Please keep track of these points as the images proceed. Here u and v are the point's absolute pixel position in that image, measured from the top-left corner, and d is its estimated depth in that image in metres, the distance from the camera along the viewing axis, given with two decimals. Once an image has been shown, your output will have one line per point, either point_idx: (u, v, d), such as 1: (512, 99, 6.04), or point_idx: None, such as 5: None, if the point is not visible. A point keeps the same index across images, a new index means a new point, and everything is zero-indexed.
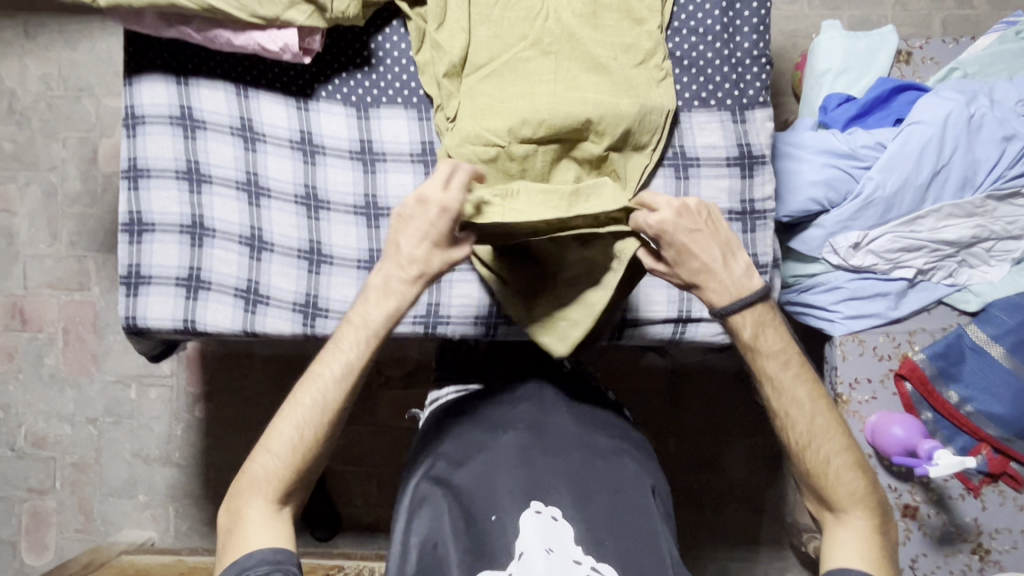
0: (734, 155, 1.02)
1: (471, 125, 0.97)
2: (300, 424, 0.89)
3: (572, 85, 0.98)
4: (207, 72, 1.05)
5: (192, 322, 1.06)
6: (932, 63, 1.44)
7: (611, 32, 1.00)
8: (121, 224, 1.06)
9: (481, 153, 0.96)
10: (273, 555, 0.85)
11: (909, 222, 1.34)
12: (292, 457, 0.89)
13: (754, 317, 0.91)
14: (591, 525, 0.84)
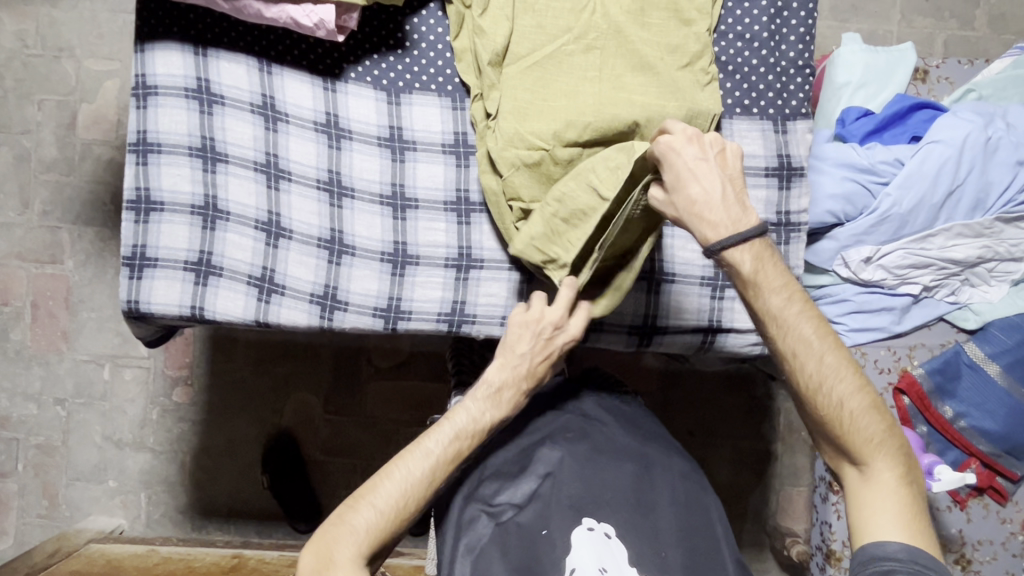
0: (773, 164, 1.01)
1: (514, 125, 0.94)
2: (408, 480, 0.88)
3: (618, 84, 0.95)
4: (228, 44, 0.99)
5: (201, 309, 1.00)
6: (947, 83, 1.46)
7: (658, 31, 0.97)
8: (127, 201, 1.00)
9: (525, 156, 0.93)
10: None
11: (921, 240, 1.35)
12: (392, 513, 0.87)
13: (753, 251, 0.85)
14: (648, 540, 0.84)
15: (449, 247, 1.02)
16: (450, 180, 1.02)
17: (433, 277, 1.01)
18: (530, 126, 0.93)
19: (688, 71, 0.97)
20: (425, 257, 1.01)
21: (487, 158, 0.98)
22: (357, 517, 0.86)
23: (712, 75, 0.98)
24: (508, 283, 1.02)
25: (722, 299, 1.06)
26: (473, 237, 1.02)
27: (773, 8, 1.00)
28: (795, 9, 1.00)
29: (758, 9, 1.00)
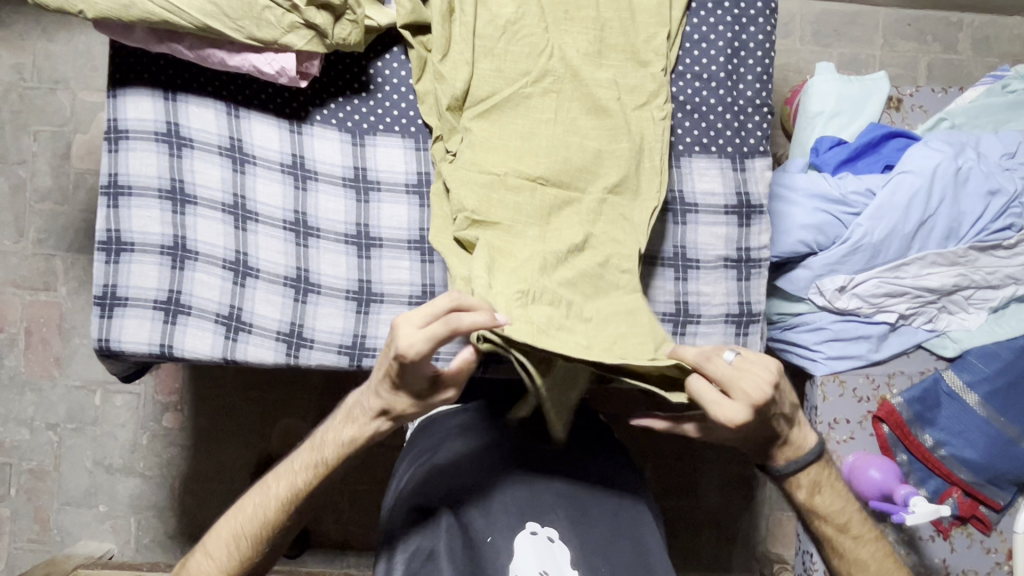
0: (733, 203, 1.02)
1: (472, 159, 0.95)
2: (240, 525, 0.89)
3: (572, 128, 0.97)
4: (197, 89, 1.02)
5: (170, 347, 1.02)
6: (921, 111, 1.47)
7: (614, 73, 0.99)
8: (98, 242, 1.02)
9: (477, 177, 0.94)
10: None
11: (894, 269, 1.36)
12: (230, 561, 0.89)
13: (810, 479, 0.95)
14: (585, 548, 0.87)
15: (413, 286, 1.04)
16: (414, 218, 1.05)
17: (397, 314, 1.04)
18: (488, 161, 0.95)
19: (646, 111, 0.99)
20: (391, 294, 1.04)
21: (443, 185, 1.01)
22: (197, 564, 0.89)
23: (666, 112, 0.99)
24: None
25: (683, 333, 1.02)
26: (436, 274, 1.04)
27: (730, 49, 1.01)
28: (751, 49, 1.02)
29: (715, 50, 1.02)
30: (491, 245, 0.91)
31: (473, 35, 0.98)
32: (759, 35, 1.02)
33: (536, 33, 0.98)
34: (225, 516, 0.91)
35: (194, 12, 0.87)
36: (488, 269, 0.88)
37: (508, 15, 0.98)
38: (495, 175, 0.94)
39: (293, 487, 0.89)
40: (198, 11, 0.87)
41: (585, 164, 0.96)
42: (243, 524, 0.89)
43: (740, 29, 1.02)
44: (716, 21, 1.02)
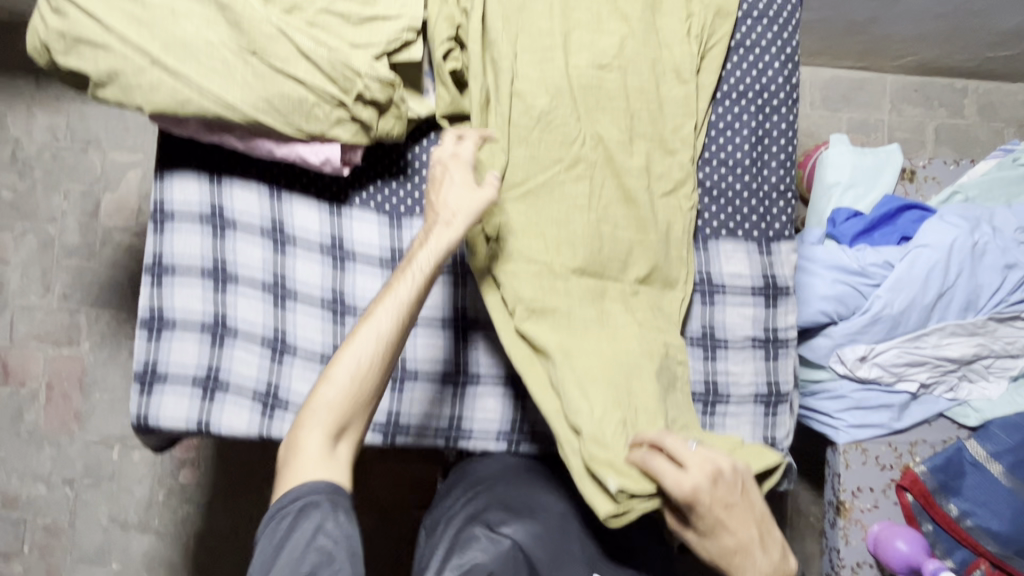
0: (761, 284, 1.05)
1: (516, 246, 0.98)
2: (356, 364, 0.85)
3: (604, 213, 1.00)
4: (242, 173, 1.06)
5: (207, 424, 1.04)
6: (934, 182, 1.51)
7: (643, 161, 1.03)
8: (141, 320, 1.05)
9: (524, 269, 0.97)
10: (327, 489, 0.82)
11: (914, 339, 1.37)
12: (350, 389, 0.85)
13: None
14: None
15: (446, 364, 1.05)
16: (448, 298, 1.07)
17: (431, 391, 1.05)
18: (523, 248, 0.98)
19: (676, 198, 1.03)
20: (424, 372, 1.05)
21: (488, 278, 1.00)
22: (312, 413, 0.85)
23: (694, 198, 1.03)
24: (505, 398, 1.05)
25: (713, 414, 1.04)
26: (469, 353, 1.06)
27: (755, 137, 1.06)
28: (775, 137, 1.06)
29: (740, 137, 1.06)
30: (560, 346, 0.94)
31: (508, 122, 1.02)
32: (781, 124, 1.06)
33: (568, 123, 1.02)
34: (342, 347, 0.86)
35: (248, 109, 0.91)
36: (574, 378, 0.92)
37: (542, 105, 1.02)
38: (541, 263, 0.98)
39: (397, 323, 0.86)
40: (253, 108, 0.91)
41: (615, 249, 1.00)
42: (361, 348, 0.85)
43: (763, 118, 1.06)
44: (740, 111, 1.06)
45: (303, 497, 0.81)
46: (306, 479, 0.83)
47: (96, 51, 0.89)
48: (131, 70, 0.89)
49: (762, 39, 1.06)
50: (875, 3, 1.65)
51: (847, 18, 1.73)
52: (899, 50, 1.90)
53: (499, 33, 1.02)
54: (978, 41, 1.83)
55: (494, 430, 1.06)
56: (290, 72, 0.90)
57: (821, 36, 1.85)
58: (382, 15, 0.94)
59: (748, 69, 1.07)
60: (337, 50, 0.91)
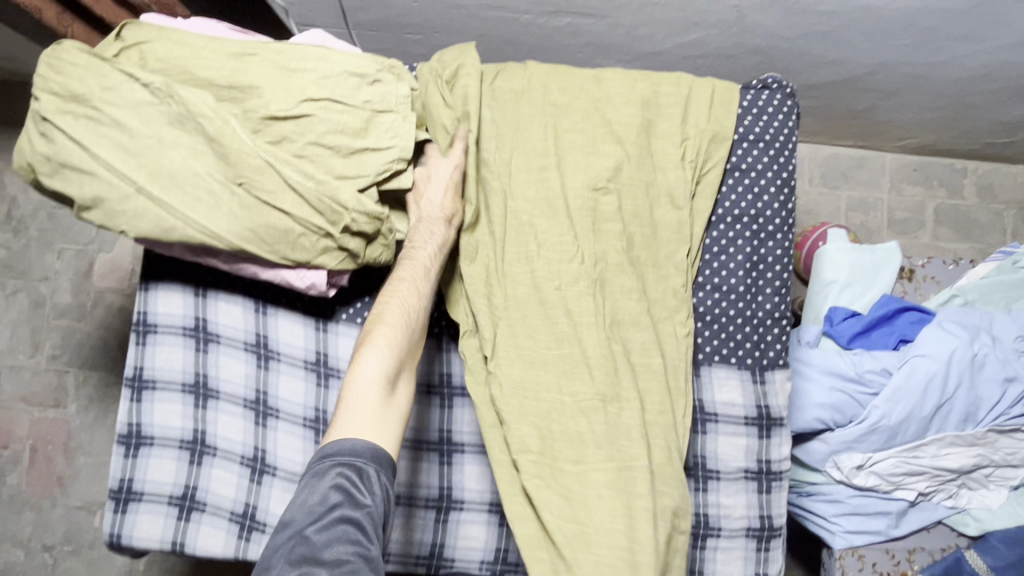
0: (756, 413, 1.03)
1: (516, 376, 0.94)
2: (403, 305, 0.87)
3: None
4: (227, 287, 1.04)
5: (181, 545, 1.01)
6: (933, 281, 1.51)
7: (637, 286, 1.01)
8: (118, 435, 1.02)
9: (530, 406, 0.94)
10: (376, 449, 0.77)
11: (912, 449, 1.34)
12: (399, 330, 0.85)
13: None
14: None
15: (430, 488, 1.02)
16: (433, 419, 1.04)
17: (414, 518, 1.01)
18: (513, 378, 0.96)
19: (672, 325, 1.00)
20: (409, 496, 1.02)
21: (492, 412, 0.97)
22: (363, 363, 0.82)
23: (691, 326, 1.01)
24: (491, 527, 1.02)
25: (704, 548, 1.01)
26: (455, 478, 1.02)
27: (750, 263, 1.04)
28: (770, 263, 1.05)
29: (735, 262, 1.04)
30: (566, 517, 0.89)
31: (501, 240, 1.00)
32: (776, 250, 1.05)
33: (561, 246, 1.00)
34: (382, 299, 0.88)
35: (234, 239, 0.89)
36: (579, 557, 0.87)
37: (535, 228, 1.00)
38: (546, 403, 0.93)
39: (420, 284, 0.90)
40: (239, 238, 0.89)
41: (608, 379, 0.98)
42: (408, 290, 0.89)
43: (759, 243, 1.05)
44: (735, 235, 1.05)
45: (357, 449, 0.76)
46: (363, 430, 0.77)
47: (79, 176, 0.87)
48: (116, 197, 0.87)
49: (758, 163, 1.06)
50: (875, 94, 1.64)
51: (846, 105, 1.72)
52: (899, 134, 1.90)
53: (493, 154, 1.02)
54: (978, 129, 1.83)
55: (476, 558, 1.02)
56: (277, 205, 0.89)
57: (820, 120, 1.84)
58: (372, 147, 0.92)
59: (743, 193, 1.06)
60: (325, 183, 0.89)
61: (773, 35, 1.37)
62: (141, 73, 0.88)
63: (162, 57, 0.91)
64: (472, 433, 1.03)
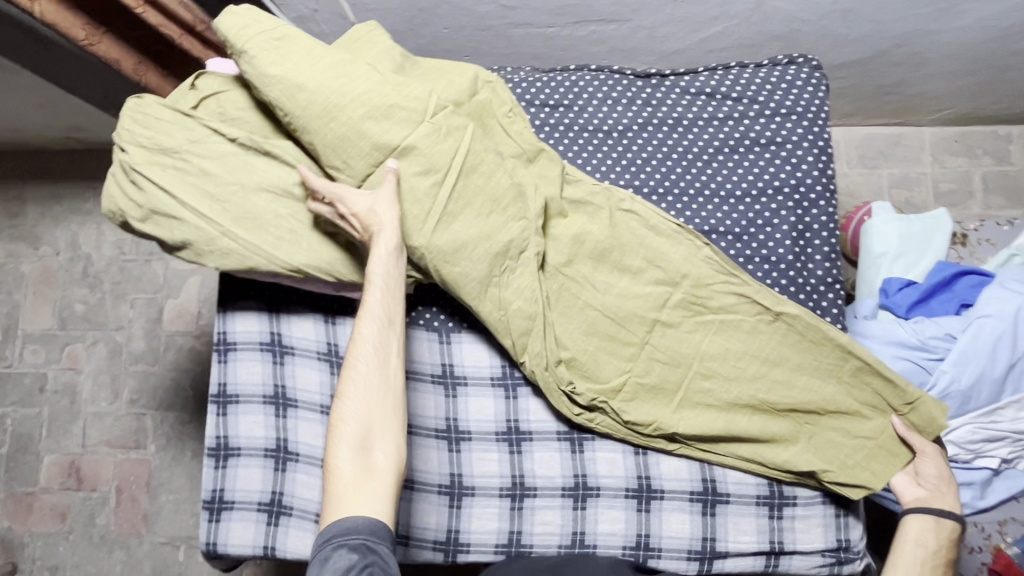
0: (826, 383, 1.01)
1: (690, 294, 1.02)
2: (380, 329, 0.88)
3: (632, 303, 1.02)
4: (298, 306, 1.11)
5: (273, 548, 1.06)
6: (989, 244, 1.48)
7: (665, 252, 1.02)
8: (208, 448, 1.09)
9: (720, 299, 1.01)
10: (367, 524, 0.78)
11: (989, 414, 1.30)
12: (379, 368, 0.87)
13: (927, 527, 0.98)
14: None
15: (503, 477, 1.05)
16: (500, 410, 1.07)
17: (489, 507, 1.04)
18: (590, 362, 1.02)
19: (741, 308, 1.01)
20: (482, 487, 1.05)
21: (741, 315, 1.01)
22: (346, 406, 0.85)
23: (775, 313, 1.00)
24: (565, 511, 1.04)
25: (780, 517, 1.03)
26: (525, 465, 1.05)
27: (796, 231, 1.06)
28: (816, 230, 1.07)
29: (780, 233, 1.06)
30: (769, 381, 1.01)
31: (610, 197, 1.05)
32: (821, 216, 1.07)
33: (626, 237, 1.03)
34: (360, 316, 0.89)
35: (313, 268, 0.97)
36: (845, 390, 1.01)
37: (598, 203, 1.04)
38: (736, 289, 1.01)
39: (383, 312, 0.89)
40: (317, 269, 0.97)
41: (685, 359, 1.02)
42: (379, 306, 0.89)
43: (803, 211, 1.07)
44: (778, 206, 1.07)
45: (344, 526, 0.77)
46: (346, 509, 0.79)
47: (168, 220, 0.96)
48: (203, 240, 0.95)
49: (793, 135, 1.08)
50: (905, 67, 1.65)
51: (878, 81, 1.72)
52: (936, 105, 1.88)
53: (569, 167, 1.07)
54: (1018, 91, 1.79)
55: (555, 544, 1.04)
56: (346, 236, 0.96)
57: (854, 98, 1.83)
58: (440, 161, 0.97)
59: (781, 164, 1.08)
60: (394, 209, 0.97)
61: (795, 18, 1.41)
62: (226, 127, 0.97)
63: (237, 107, 1.00)
64: (538, 421, 1.07)
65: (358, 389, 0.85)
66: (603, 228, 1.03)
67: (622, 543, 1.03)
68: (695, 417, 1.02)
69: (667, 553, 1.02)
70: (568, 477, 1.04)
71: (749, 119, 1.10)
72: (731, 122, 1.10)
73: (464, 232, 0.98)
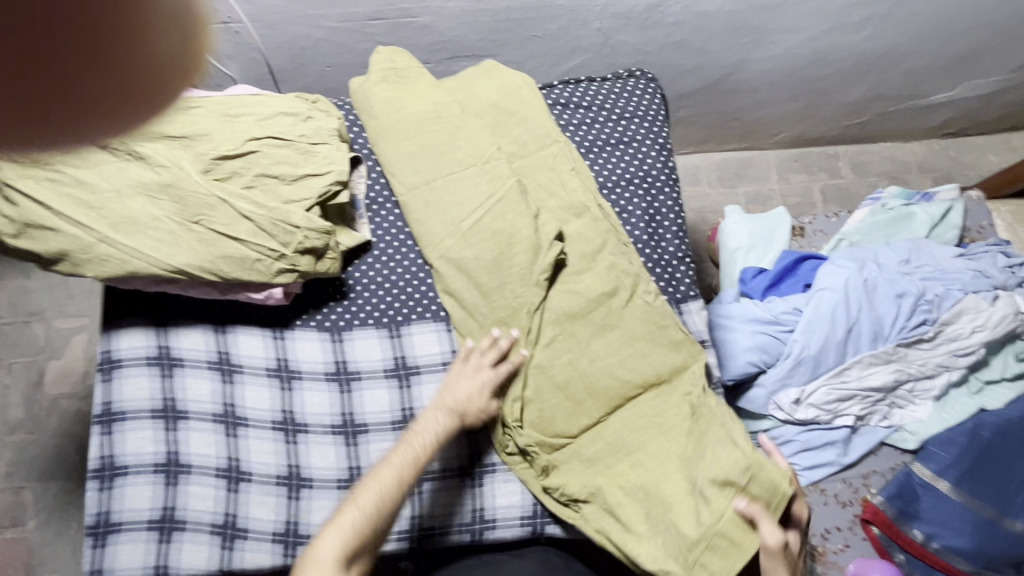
0: (674, 336, 1.12)
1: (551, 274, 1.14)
2: (427, 444, 1.00)
3: (504, 281, 1.12)
4: (185, 318, 1.12)
5: (165, 567, 1.02)
6: (823, 234, 1.71)
7: (521, 234, 1.13)
8: (92, 470, 1.05)
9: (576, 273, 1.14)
10: None
11: (838, 375, 1.48)
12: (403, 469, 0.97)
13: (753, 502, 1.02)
14: None
15: None
16: (395, 401, 1.12)
17: None
18: (549, 411, 1.09)
19: (604, 281, 1.13)
20: None
21: (598, 286, 1.13)
22: (362, 497, 0.93)
23: (631, 283, 1.14)
24: (464, 490, 1.09)
25: None
26: None
27: (649, 214, 1.21)
28: (665, 213, 1.22)
29: (635, 217, 1.21)
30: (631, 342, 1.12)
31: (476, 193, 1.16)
32: (669, 201, 1.23)
33: (495, 230, 1.13)
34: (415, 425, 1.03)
35: (195, 268, 1.00)
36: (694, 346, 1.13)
37: (471, 202, 1.15)
38: (589, 264, 1.14)
39: (437, 433, 1.02)
40: (198, 268, 1.00)
41: (557, 332, 1.12)
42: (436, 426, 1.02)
43: (652, 198, 1.22)
44: (631, 196, 1.22)
45: None
46: None
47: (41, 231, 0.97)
48: (79, 248, 0.97)
49: (638, 135, 1.25)
50: (737, 95, 1.91)
51: (721, 108, 1.99)
52: (772, 129, 2.18)
53: (442, 169, 1.17)
54: (835, 113, 2.10)
55: (457, 524, 1.08)
56: (232, 235, 1.00)
57: (703, 126, 2.10)
58: (473, 197, 1.16)
59: (630, 160, 1.24)
60: (275, 209, 1.02)
61: (638, 50, 1.63)
62: None
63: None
64: None
65: (378, 483, 0.94)
66: (472, 219, 1.14)
67: (521, 514, 1.09)
68: (625, 474, 1.06)
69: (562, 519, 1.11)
70: (463, 458, 1.11)
71: (599, 124, 1.26)
72: (585, 127, 1.25)
73: (470, 254, 1.13)
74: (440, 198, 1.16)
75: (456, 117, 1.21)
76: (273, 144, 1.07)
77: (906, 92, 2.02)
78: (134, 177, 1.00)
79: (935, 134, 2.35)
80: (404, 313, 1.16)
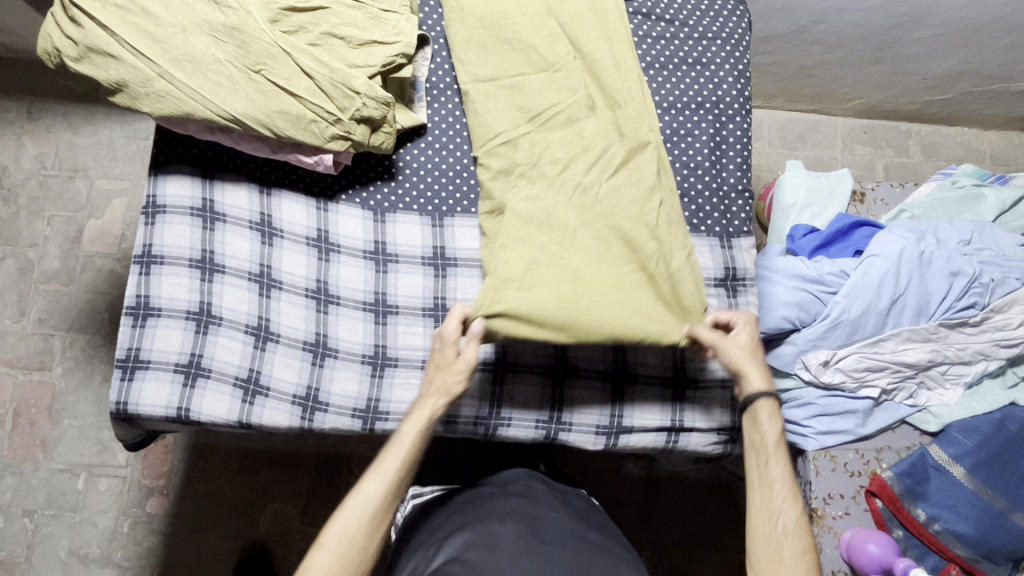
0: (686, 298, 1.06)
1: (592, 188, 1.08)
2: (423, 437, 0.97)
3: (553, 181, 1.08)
4: (232, 173, 1.12)
5: (187, 410, 1.03)
6: (883, 204, 1.64)
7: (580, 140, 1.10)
8: (127, 307, 1.06)
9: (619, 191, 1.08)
10: None
11: (873, 344, 1.43)
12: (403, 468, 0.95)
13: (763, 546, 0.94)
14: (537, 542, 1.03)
15: (426, 351, 1.11)
16: (429, 289, 1.13)
17: (411, 378, 1.09)
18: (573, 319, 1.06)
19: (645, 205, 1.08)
20: (408, 358, 1.10)
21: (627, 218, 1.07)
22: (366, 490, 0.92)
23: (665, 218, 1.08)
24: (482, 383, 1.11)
25: (683, 399, 1.15)
26: None
27: (714, 141, 1.17)
28: (731, 143, 1.18)
29: (699, 142, 1.17)
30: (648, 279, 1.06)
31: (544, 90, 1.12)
32: (737, 131, 1.19)
33: (553, 135, 1.11)
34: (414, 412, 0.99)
35: (250, 119, 0.98)
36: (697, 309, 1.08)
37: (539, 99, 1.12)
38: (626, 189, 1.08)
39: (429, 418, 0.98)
40: (255, 119, 0.98)
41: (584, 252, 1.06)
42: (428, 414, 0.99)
43: (721, 125, 1.18)
44: (699, 120, 1.18)
45: None
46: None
47: (102, 55, 0.94)
48: (138, 80, 0.95)
49: (717, 57, 1.19)
50: (820, 48, 1.81)
51: (799, 61, 1.88)
52: (847, 93, 2.07)
53: (509, 61, 1.13)
54: (918, 84, 1.99)
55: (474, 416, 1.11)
56: (291, 90, 0.98)
57: (777, 79, 2.00)
58: (541, 94, 1.12)
59: (705, 82, 1.19)
60: (338, 71, 1.00)
61: None
62: None
63: None
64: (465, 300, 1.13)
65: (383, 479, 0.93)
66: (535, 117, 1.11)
67: (537, 417, 1.12)
68: None
69: (578, 428, 1.13)
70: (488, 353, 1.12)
71: (679, 40, 1.20)
72: (663, 41, 1.19)
73: (528, 151, 1.10)
74: (507, 94, 1.12)
75: (531, 9, 1.15)
76: (346, 7, 1.04)
77: (1000, 71, 1.89)
78: (202, 15, 0.97)
79: (1015, 126, 2.22)
80: (450, 205, 1.15)
